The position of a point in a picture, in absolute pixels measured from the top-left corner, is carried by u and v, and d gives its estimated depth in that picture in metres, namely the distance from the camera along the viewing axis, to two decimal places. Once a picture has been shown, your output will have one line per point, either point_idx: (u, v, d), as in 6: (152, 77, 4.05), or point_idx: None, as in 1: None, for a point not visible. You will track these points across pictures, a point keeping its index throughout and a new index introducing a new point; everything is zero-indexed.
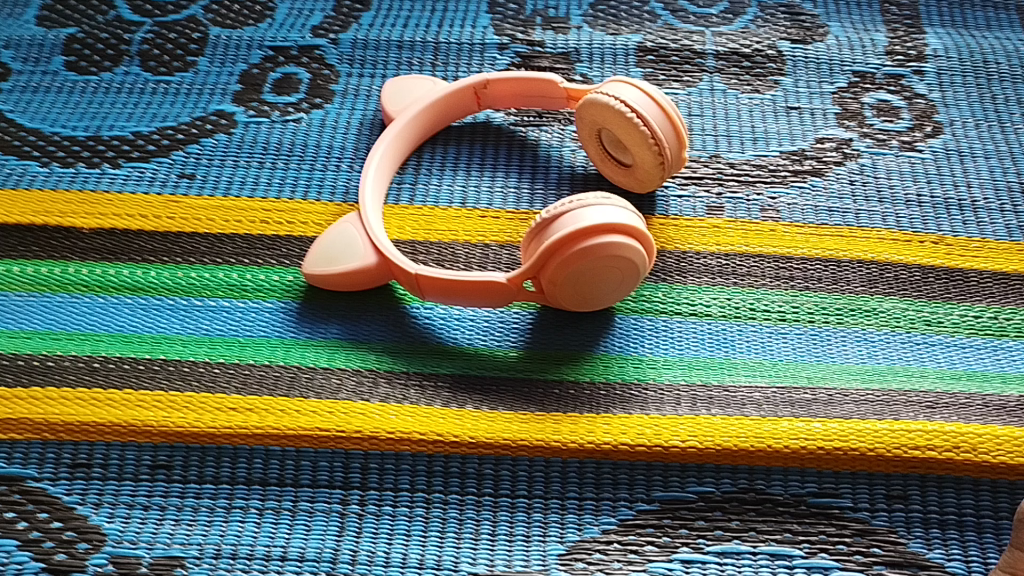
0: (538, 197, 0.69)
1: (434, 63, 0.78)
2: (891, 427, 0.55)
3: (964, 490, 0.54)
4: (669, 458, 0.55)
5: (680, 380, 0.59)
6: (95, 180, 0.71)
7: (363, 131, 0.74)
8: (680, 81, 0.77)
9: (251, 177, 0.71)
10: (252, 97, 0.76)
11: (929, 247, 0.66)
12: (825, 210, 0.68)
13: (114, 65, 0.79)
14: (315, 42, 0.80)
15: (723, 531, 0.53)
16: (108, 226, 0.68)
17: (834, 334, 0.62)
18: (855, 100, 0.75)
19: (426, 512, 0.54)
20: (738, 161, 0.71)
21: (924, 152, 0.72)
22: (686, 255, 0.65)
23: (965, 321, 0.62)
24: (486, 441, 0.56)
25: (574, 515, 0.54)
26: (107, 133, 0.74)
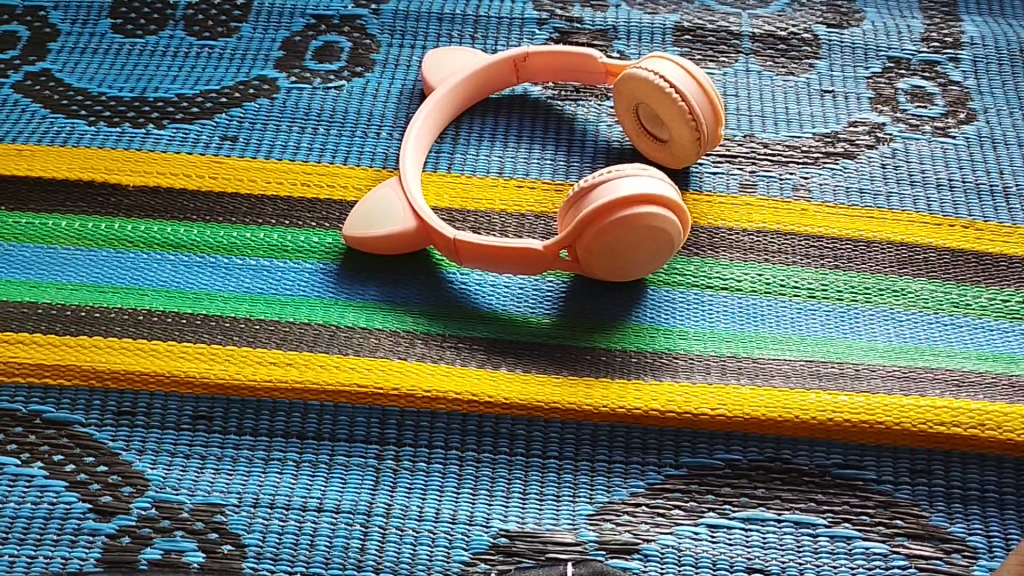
0: (574, 170, 0.71)
1: (473, 36, 0.79)
2: (916, 403, 0.56)
3: (988, 468, 0.55)
4: (698, 425, 0.56)
5: (711, 351, 0.60)
6: (141, 140, 0.72)
7: (403, 100, 0.75)
8: (716, 61, 0.78)
9: (292, 142, 0.72)
10: (294, 64, 0.78)
11: (959, 231, 0.67)
12: (857, 192, 0.69)
13: (159, 28, 0.80)
14: (357, 12, 0.81)
15: (749, 498, 0.54)
16: (152, 185, 0.69)
17: (863, 312, 0.62)
18: (890, 85, 0.76)
19: (459, 470, 0.56)
20: (772, 141, 0.72)
21: (957, 138, 0.72)
22: (719, 231, 0.66)
23: (993, 304, 0.63)
24: (519, 402, 0.57)
25: (603, 477, 0.55)
26: (152, 95, 0.75)
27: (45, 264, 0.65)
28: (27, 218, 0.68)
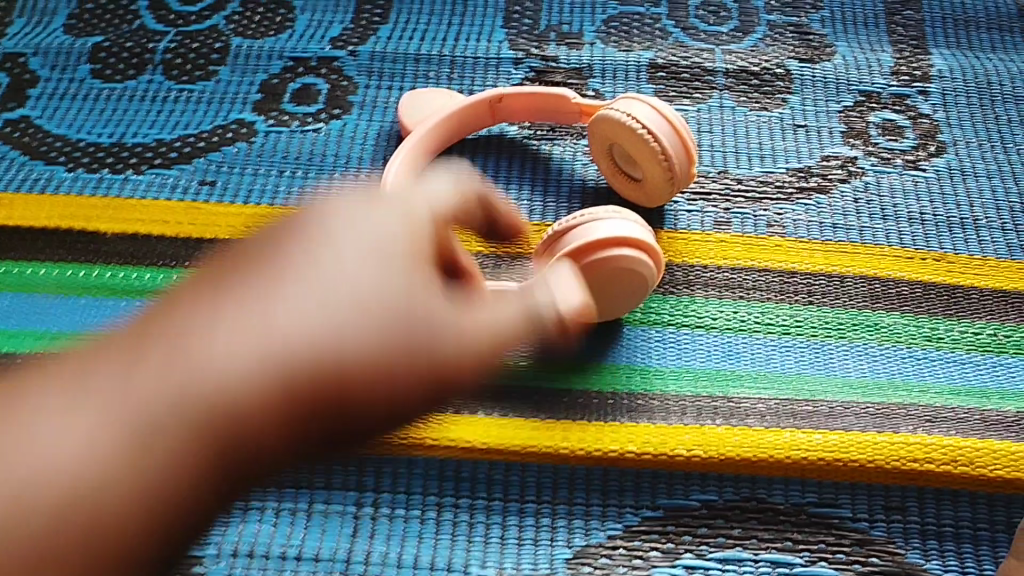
0: (550, 210, 0.71)
1: (450, 76, 0.80)
2: (890, 440, 0.56)
3: (962, 503, 0.55)
4: (673, 466, 0.57)
5: (687, 391, 0.61)
6: (119, 186, 0.73)
7: (380, 142, 0.76)
8: (690, 97, 0.78)
9: (270, 186, 0.73)
10: (272, 107, 0.78)
11: (931, 264, 0.67)
12: (829, 227, 0.70)
13: (138, 73, 0.81)
14: (334, 54, 0.82)
15: (725, 538, 0.55)
16: (131, 231, 0.70)
17: (836, 347, 0.63)
18: (861, 119, 0.77)
19: (438, 515, 0.56)
20: (745, 177, 0.73)
21: (928, 171, 0.73)
22: (693, 269, 0.67)
23: (966, 337, 0.63)
24: (417, 205, 0.48)
25: (581, 520, 0.56)
26: (131, 140, 0.76)
27: (23, 313, 0.65)
28: (6, 267, 0.68)
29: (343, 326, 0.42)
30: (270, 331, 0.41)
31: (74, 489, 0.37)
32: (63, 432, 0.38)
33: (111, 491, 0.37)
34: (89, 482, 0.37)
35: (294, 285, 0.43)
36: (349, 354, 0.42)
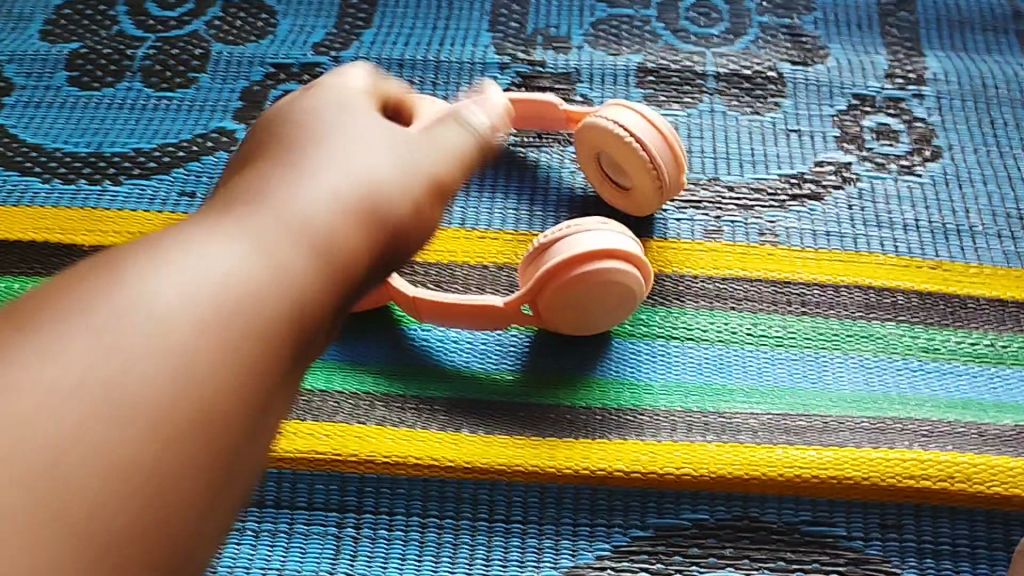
0: (537, 219, 0.70)
1: (434, 82, 0.79)
2: (885, 457, 0.54)
3: (959, 521, 0.54)
4: (664, 485, 0.55)
5: (677, 406, 0.59)
6: (96, 198, 0.71)
7: None
8: (680, 102, 0.77)
9: None
10: (253, 114, 0.77)
11: (927, 272, 0.66)
12: (823, 235, 0.68)
13: (116, 80, 0.79)
14: (317, 60, 0.80)
15: (716, 558, 0.53)
16: (109, 245, 0.68)
17: (831, 359, 0.61)
18: (855, 123, 0.75)
19: (422, 536, 0.54)
20: (736, 184, 0.71)
21: (923, 176, 0.72)
22: (684, 279, 0.66)
23: (963, 348, 0.62)
24: (360, 87, 0.47)
25: (568, 541, 0.54)
26: (109, 149, 0.74)
27: None
28: None
29: (367, 177, 0.39)
30: (324, 187, 0.38)
31: (161, 404, 0.28)
32: (124, 331, 0.29)
33: (212, 371, 0.30)
34: (169, 373, 0.29)
35: (326, 160, 0.39)
36: (394, 198, 0.40)
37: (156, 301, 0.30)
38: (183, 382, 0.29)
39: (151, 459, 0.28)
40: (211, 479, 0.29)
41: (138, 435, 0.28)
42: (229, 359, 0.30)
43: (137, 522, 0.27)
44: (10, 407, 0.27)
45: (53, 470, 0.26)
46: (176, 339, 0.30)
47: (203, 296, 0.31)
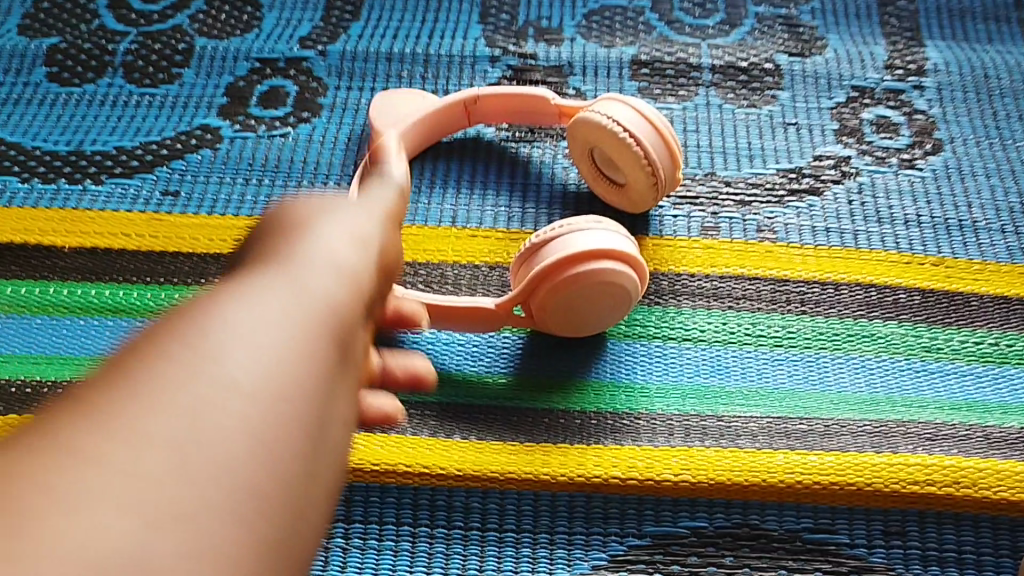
0: (529, 217, 0.68)
1: (424, 76, 0.77)
2: (889, 461, 0.53)
3: (964, 527, 0.52)
4: (661, 492, 0.54)
5: (674, 410, 0.58)
6: (77, 198, 0.69)
7: (351, 146, 0.73)
8: (675, 95, 0.75)
9: (236, 195, 0.69)
10: (238, 111, 0.75)
11: (929, 269, 0.64)
12: (822, 231, 0.67)
13: (97, 76, 0.77)
14: (303, 54, 0.78)
15: (716, 567, 0.52)
16: (90, 246, 0.66)
17: (832, 360, 0.60)
18: (854, 116, 0.74)
19: (412, 546, 0.52)
20: (733, 180, 0.70)
21: (924, 170, 0.70)
22: (680, 278, 0.64)
23: (966, 347, 0.60)
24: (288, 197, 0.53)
25: (563, 550, 0.52)
26: (89, 147, 0.72)
27: None
28: None
29: (377, 218, 0.43)
30: (360, 220, 0.41)
31: (288, 397, 0.29)
32: (247, 325, 0.30)
33: (303, 381, 0.29)
34: (286, 366, 0.29)
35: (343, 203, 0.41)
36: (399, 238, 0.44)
37: (241, 324, 0.29)
38: (287, 393, 0.29)
39: (278, 446, 0.27)
40: (318, 465, 0.29)
41: (259, 452, 0.27)
42: (317, 367, 0.30)
43: (286, 500, 0.27)
44: (163, 404, 0.26)
45: (214, 458, 0.26)
46: (268, 359, 0.29)
47: (277, 318, 0.31)
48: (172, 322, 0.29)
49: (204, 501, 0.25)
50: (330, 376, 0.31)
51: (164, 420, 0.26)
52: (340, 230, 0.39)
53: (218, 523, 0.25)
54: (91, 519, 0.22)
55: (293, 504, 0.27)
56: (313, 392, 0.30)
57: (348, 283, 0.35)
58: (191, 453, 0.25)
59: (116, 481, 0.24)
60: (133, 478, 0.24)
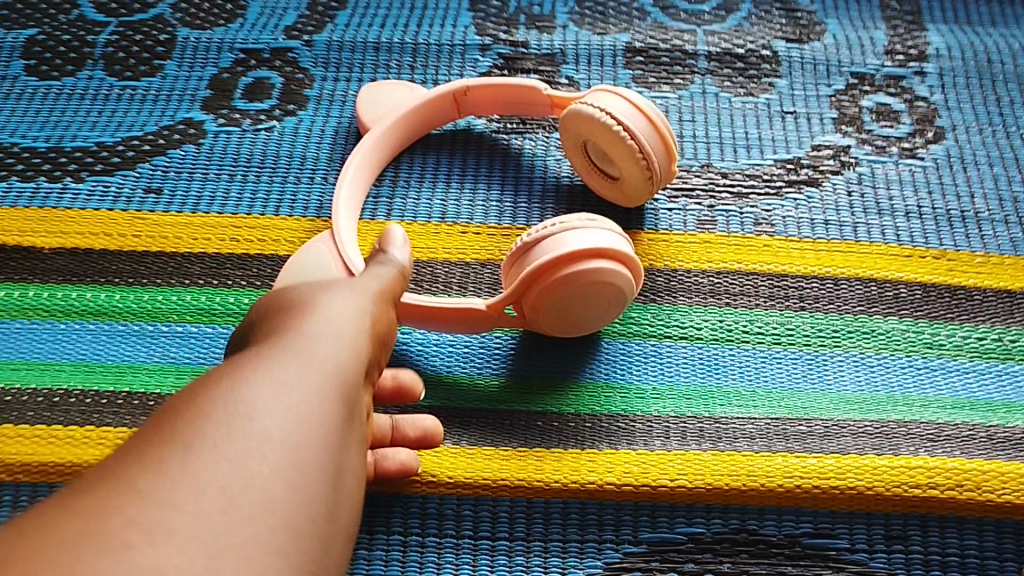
0: (521, 212, 0.66)
1: (412, 66, 0.75)
2: (891, 464, 0.52)
3: (968, 531, 0.51)
4: (657, 498, 0.52)
5: (671, 411, 0.56)
6: (56, 196, 0.67)
7: (338, 140, 0.71)
8: (671, 83, 0.73)
9: (221, 191, 0.68)
10: (222, 104, 0.73)
11: (931, 263, 0.63)
12: (821, 223, 0.65)
13: (76, 69, 0.75)
14: (289, 45, 0.76)
15: (713, 574, 0.50)
16: (70, 246, 0.64)
17: (831, 358, 0.59)
18: (854, 103, 0.72)
19: (403, 556, 0.51)
20: (730, 171, 0.68)
21: (926, 160, 0.68)
22: (676, 274, 0.62)
23: (968, 343, 0.59)
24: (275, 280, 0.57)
25: (557, 558, 0.51)
26: (69, 144, 0.70)
27: None
28: None
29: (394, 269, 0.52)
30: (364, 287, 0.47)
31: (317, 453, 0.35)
32: (285, 389, 0.37)
33: (333, 432, 0.37)
34: (311, 424, 0.36)
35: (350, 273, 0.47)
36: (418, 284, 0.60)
37: (272, 390, 0.36)
38: (311, 447, 0.35)
39: (311, 495, 0.34)
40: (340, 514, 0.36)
41: (293, 496, 0.34)
42: (333, 425, 0.37)
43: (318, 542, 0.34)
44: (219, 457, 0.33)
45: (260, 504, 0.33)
46: (296, 415, 0.36)
47: (302, 380, 0.37)
48: (220, 384, 0.36)
49: (254, 541, 0.32)
50: (348, 427, 0.38)
51: (220, 472, 0.33)
52: (357, 287, 0.46)
53: (260, 557, 0.32)
54: (165, 560, 0.29)
55: (324, 543, 0.34)
56: (335, 441, 0.37)
57: (366, 339, 0.42)
58: (238, 498, 0.32)
59: (183, 525, 0.31)
60: (195, 521, 0.31)
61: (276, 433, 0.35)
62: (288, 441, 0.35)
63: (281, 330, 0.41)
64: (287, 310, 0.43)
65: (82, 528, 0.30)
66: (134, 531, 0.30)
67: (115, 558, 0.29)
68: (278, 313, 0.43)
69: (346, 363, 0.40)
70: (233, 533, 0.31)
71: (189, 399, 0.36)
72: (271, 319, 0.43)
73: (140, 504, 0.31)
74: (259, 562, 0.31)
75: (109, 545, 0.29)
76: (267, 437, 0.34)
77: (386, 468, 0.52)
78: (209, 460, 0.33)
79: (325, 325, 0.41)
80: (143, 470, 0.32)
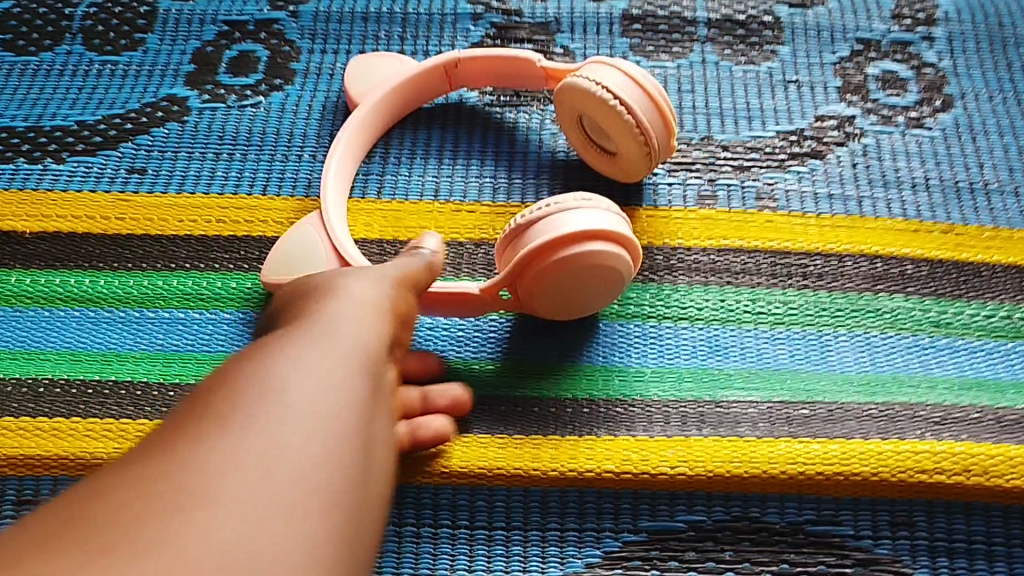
0: (516, 188, 0.64)
1: (402, 37, 0.72)
2: (896, 449, 0.51)
3: (974, 517, 0.51)
4: (657, 485, 0.51)
5: (670, 395, 0.55)
6: (37, 178, 0.65)
7: (326, 116, 0.69)
8: (669, 52, 0.71)
9: (206, 171, 0.66)
10: (206, 79, 0.71)
11: (938, 237, 0.61)
12: (825, 197, 0.63)
13: (54, 43, 0.73)
14: (274, 16, 0.74)
15: (715, 563, 0.49)
16: (52, 230, 0.63)
17: (835, 338, 0.57)
18: (859, 71, 0.69)
19: (399, 547, 0.50)
20: (731, 143, 0.66)
21: (934, 129, 0.66)
22: (676, 252, 0.61)
23: (976, 321, 0.58)
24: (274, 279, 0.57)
25: (555, 548, 0.50)
26: (49, 123, 0.68)
27: None
28: None
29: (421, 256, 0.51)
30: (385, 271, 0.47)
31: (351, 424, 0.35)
32: (317, 361, 0.36)
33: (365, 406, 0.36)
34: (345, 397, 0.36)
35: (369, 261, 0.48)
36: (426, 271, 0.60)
37: (307, 364, 0.36)
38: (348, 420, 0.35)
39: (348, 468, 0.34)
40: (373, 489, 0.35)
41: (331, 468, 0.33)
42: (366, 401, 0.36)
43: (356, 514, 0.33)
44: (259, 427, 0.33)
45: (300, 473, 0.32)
46: (329, 384, 0.35)
47: (332, 353, 0.37)
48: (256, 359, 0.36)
49: (297, 510, 0.31)
50: (379, 399, 0.38)
51: (260, 440, 0.32)
52: (381, 271, 0.46)
53: (301, 519, 0.31)
54: (210, 527, 0.29)
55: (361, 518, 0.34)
56: (368, 410, 0.36)
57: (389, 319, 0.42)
58: (281, 466, 0.32)
59: (228, 491, 0.30)
60: (239, 483, 0.31)
61: (313, 404, 0.34)
62: (326, 412, 0.34)
63: (307, 310, 0.41)
64: (311, 292, 0.43)
65: (129, 496, 0.29)
66: (179, 495, 0.30)
67: (164, 520, 0.29)
68: (303, 297, 0.43)
69: (372, 339, 0.40)
70: (274, 496, 0.31)
71: (223, 373, 0.36)
72: (296, 302, 0.43)
73: (182, 469, 0.30)
74: (300, 525, 0.31)
75: (157, 508, 0.29)
76: (303, 403, 0.34)
77: (420, 438, 0.51)
78: (248, 427, 0.32)
79: (351, 306, 0.41)
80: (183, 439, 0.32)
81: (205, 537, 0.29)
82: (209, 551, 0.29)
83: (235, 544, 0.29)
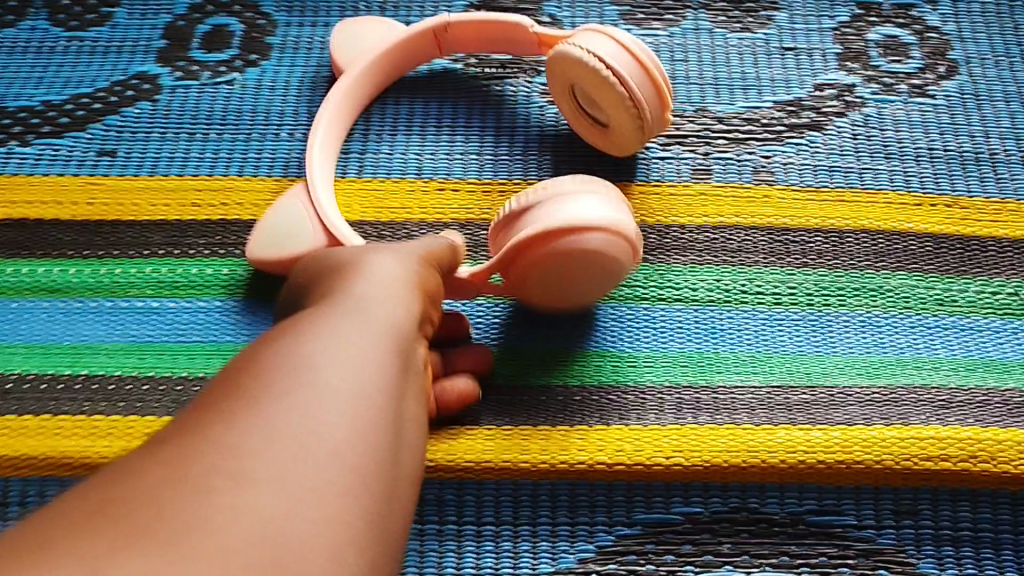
0: (503, 165, 0.62)
1: (382, 7, 0.69)
2: (900, 435, 0.49)
3: (982, 504, 0.49)
4: (652, 476, 0.49)
5: (664, 380, 0.53)
6: (3, 162, 0.62)
7: (304, 92, 0.66)
8: (661, 20, 0.68)
9: (179, 152, 0.63)
10: (178, 55, 0.67)
11: (943, 211, 0.59)
12: (825, 170, 0.60)
13: (18, 18, 0.69)
14: None
15: (712, 556, 0.48)
16: (19, 217, 0.60)
17: (836, 318, 0.55)
18: (859, 37, 0.66)
19: None
20: (727, 115, 0.63)
21: (937, 97, 0.63)
22: (670, 230, 0.58)
23: (982, 299, 0.55)
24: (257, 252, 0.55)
25: (547, 543, 0.48)
26: (13, 103, 0.65)
27: None
28: None
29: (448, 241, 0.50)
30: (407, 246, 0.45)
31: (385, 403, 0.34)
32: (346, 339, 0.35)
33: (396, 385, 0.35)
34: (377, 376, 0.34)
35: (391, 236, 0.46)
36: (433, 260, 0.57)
37: (336, 343, 0.35)
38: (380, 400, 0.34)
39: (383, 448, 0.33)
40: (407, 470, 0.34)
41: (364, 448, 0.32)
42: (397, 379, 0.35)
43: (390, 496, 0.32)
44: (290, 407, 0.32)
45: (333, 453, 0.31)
46: (357, 366, 0.34)
47: (364, 335, 0.36)
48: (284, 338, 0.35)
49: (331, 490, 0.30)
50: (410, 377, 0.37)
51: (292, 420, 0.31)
52: (405, 248, 0.45)
53: (334, 502, 0.30)
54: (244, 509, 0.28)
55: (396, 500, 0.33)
56: (398, 392, 0.35)
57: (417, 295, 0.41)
58: (314, 445, 0.31)
59: (261, 472, 0.29)
60: (272, 464, 0.30)
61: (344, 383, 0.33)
62: (357, 392, 0.33)
63: (334, 289, 0.39)
64: (337, 269, 0.41)
65: (166, 476, 0.28)
66: (211, 478, 0.29)
67: (198, 502, 0.28)
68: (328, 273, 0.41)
69: (402, 318, 0.38)
70: (307, 478, 0.30)
71: (251, 355, 0.35)
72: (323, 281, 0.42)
73: (216, 453, 0.29)
74: (332, 508, 0.30)
75: (190, 489, 0.28)
76: (335, 385, 0.33)
77: (445, 402, 0.49)
78: (279, 411, 0.31)
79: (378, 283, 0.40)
80: (216, 423, 0.31)
81: (242, 518, 0.28)
82: (248, 532, 0.28)
83: (269, 530, 0.28)
